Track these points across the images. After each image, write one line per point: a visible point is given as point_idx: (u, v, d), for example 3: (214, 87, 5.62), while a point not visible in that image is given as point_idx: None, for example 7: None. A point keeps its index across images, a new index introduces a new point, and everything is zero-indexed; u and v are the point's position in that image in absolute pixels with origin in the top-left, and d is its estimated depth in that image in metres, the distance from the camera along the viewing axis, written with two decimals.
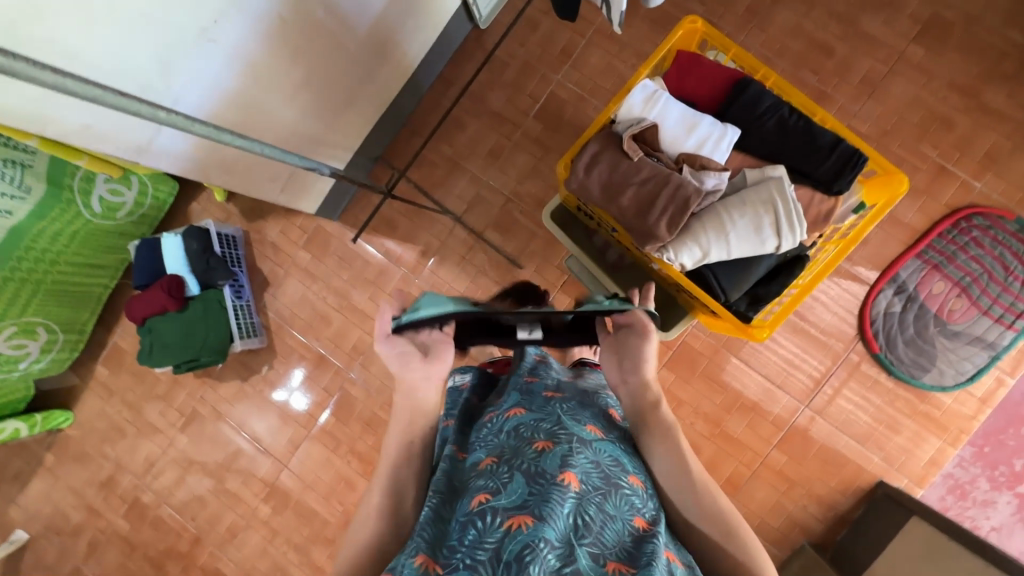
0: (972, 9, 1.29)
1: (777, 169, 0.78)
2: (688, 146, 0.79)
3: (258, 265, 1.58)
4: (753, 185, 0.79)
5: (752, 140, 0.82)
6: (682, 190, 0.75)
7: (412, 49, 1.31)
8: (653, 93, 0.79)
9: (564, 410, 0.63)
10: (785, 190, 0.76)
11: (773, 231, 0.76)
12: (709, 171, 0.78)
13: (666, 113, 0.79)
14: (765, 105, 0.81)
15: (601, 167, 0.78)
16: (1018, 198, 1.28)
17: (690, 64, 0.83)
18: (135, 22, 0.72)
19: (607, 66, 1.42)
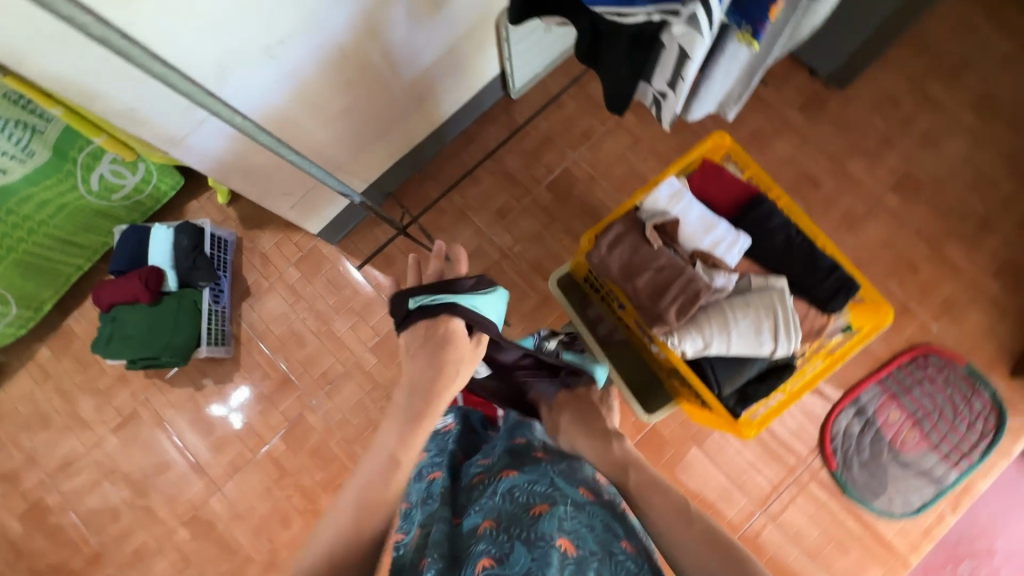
0: (942, 173, 1.46)
1: (780, 281, 0.84)
2: (704, 245, 0.85)
3: (243, 273, 1.55)
4: (756, 291, 0.85)
5: (760, 251, 0.89)
6: (694, 284, 0.80)
7: (446, 103, 1.38)
8: (679, 191, 0.86)
9: (554, 474, 0.67)
10: (785, 300, 0.82)
11: (771, 335, 0.81)
12: (720, 271, 0.85)
13: (689, 211, 0.85)
14: (775, 221, 0.88)
15: (623, 247, 0.84)
16: (969, 346, 1.40)
17: (714, 173, 0.91)
18: (216, 28, 0.76)
19: (621, 155, 1.52)
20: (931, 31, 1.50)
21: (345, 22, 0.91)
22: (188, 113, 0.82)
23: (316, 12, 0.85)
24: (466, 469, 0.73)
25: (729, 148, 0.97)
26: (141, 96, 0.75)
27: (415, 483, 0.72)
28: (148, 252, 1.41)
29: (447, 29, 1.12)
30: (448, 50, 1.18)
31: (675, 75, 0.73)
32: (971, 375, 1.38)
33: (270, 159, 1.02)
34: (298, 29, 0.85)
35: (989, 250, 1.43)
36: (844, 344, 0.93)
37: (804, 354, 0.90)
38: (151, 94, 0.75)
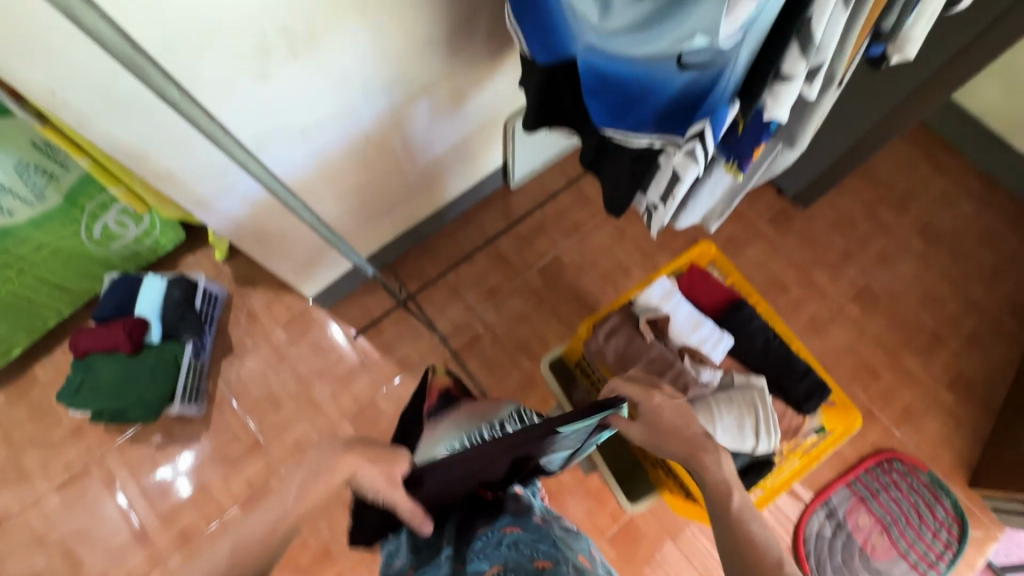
0: (895, 289, 1.60)
1: (761, 379, 0.90)
2: (691, 341, 0.92)
3: (228, 330, 1.54)
4: (739, 388, 0.91)
5: (741, 350, 0.96)
6: (683, 377, 0.87)
7: (451, 187, 1.49)
8: (670, 289, 0.93)
9: (558, 535, 0.69)
10: (765, 399, 0.88)
11: (753, 432, 0.86)
12: (706, 366, 0.91)
13: (678, 308, 0.92)
14: (755, 324, 0.96)
15: (618, 338, 0.90)
16: (929, 453, 1.47)
17: (701, 277, 0.99)
18: (260, 107, 0.83)
19: (608, 248, 1.63)
20: (880, 167, 1.71)
21: (376, 113, 1.01)
22: (218, 177, 0.86)
23: (354, 102, 0.95)
24: (469, 519, 0.76)
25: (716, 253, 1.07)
26: (185, 160, 0.80)
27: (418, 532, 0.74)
28: (135, 301, 1.40)
29: (462, 124, 1.24)
30: (460, 142, 1.30)
31: (668, 191, 0.80)
32: (933, 483, 1.44)
33: (282, 223, 1.07)
34: (336, 115, 0.95)
35: (941, 364, 1.54)
36: (819, 444, 0.97)
37: (782, 451, 0.95)
38: (191, 159, 0.80)
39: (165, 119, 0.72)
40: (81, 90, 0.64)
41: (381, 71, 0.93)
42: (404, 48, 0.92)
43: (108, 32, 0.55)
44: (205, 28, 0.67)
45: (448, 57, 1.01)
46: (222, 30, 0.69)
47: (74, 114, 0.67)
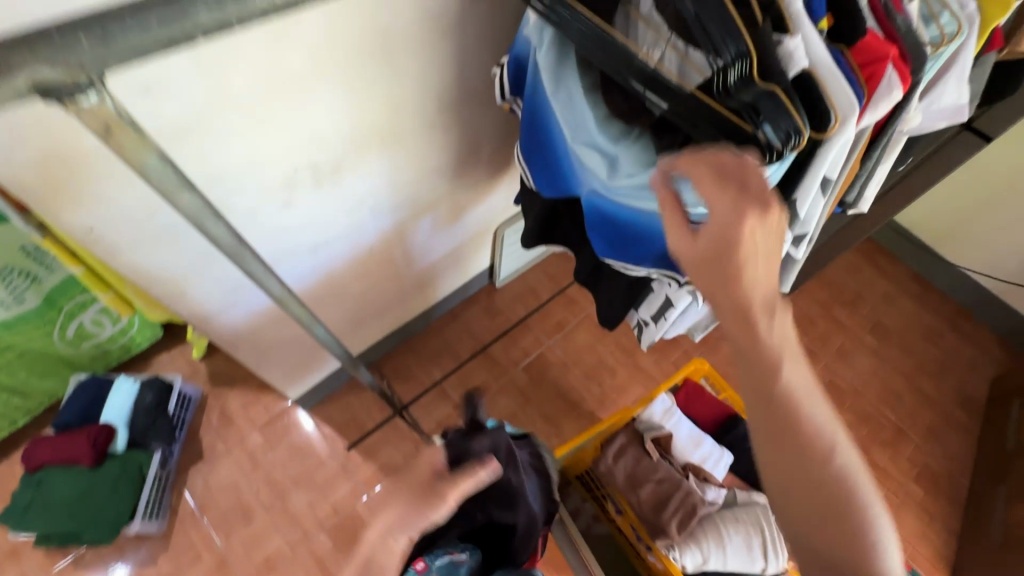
0: (858, 385, 1.71)
1: (761, 497, 0.93)
2: (693, 458, 0.95)
3: (199, 434, 1.45)
4: (742, 505, 0.93)
5: (739, 465, 1.00)
6: (691, 497, 0.90)
7: (442, 288, 1.53)
8: (671, 406, 0.97)
9: None
10: (769, 518, 0.90)
11: (761, 552, 0.87)
12: (710, 484, 0.93)
13: (679, 425, 0.96)
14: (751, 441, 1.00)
15: (626, 458, 0.94)
16: (909, 551, 1.50)
17: (697, 391, 1.03)
18: (279, 230, 0.87)
19: (591, 346, 1.69)
20: (831, 271, 1.89)
21: (382, 230, 1.07)
22: (229, 292, 0.87)
23: (365, 221, 1.01)
24: None
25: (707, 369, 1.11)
26: (204, 280, 0.81)
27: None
28: (103, 406, 1.32)
29: (458, 233, 1.32)
30: (455, 249, 1.37)
31: (659, 312, 0.84)
32: None
33: (280, 331, 1.07)
34: (346, 233, 1.00)
35: (908, 458, 1.62)
36: None
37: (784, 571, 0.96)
38: (209, 275, 0.81)
39: (196, 246, 0.74)
40: (124, 230, 0.65)
41: (392, 195, 1.00)
42: (415, 176, 1.00)
43: (225, 232, 0.53)
44: (245, 169, 0.72)
45: (452, 181, 1.10)
46: (261, 170, 0.74)
47: (108, 251, 0.67)
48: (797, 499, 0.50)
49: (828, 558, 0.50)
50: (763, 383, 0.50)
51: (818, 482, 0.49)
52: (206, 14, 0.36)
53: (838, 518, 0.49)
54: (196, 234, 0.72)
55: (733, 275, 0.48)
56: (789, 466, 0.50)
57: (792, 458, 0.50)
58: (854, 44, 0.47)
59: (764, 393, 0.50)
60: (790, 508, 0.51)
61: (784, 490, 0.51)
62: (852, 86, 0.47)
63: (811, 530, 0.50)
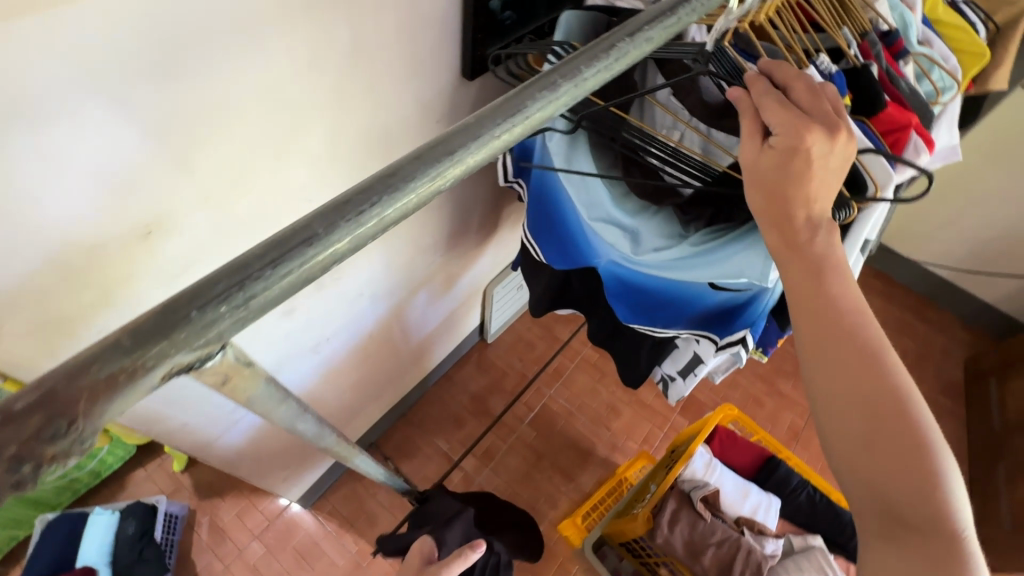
0: None
1: (817, 539, 0.95)
2: (745, 510, 0.97)
3: (192, 556, 1.31)
4: (801, 551, 0.94)
5: (787, 512, 1.01)
6: (753, 555, 0.89)
7: (436, 354, 1.47)
8: (710, 460, 0.99)
9: None
10: (830, 560, 0.92)
11: None
12: (767, 535, 0.94)
13: (723, 480, 0.98)
14: (794, 482, 1.01)
15: (682, 524, 0.90)
16: None
17: (730, 440, 1.05)
18: (281, 338, 0.82)
19: (592, 388, 1.67)
20: None
21: (381, 313, 1.03)
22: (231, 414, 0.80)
23: (365, 310, 0.96)
24: None
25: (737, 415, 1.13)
26: (203, 410, 0.75)
27: None
28: (78, 548, 1.19)
29: (452, 300, 1.29)
30: (449, 316, 1.34)
31: (687, 368, 0.82)
32: None
33: (284, 438, 1.00)
34: (344, 326, 0.94)
35: None
36: None
37: None
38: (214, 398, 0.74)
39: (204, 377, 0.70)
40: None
41: (391, 278, 0.96)
42: (410, 256, 0.97)
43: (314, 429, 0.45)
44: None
45: (445, 254, 1.08)
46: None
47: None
48: (851, 419, 0.45)
49: (883, 490, 0.44)
50: (808, 296, 0.48)
51: (878, 398, 0.44)
52: (343, 241, 0.27)
53: (894, 442, 0.44)
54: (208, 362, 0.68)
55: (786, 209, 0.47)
56: (839, 386, 0.46)
57: (838, 371, 0.46)
58: (875, 115, 0.50)
59: (852, 340, 0.47)
60: (838, 430, 0.46)
61: (836, 408, 0.46)
62: (873, 141, 0.49)
63: (864, 456, 0.45)
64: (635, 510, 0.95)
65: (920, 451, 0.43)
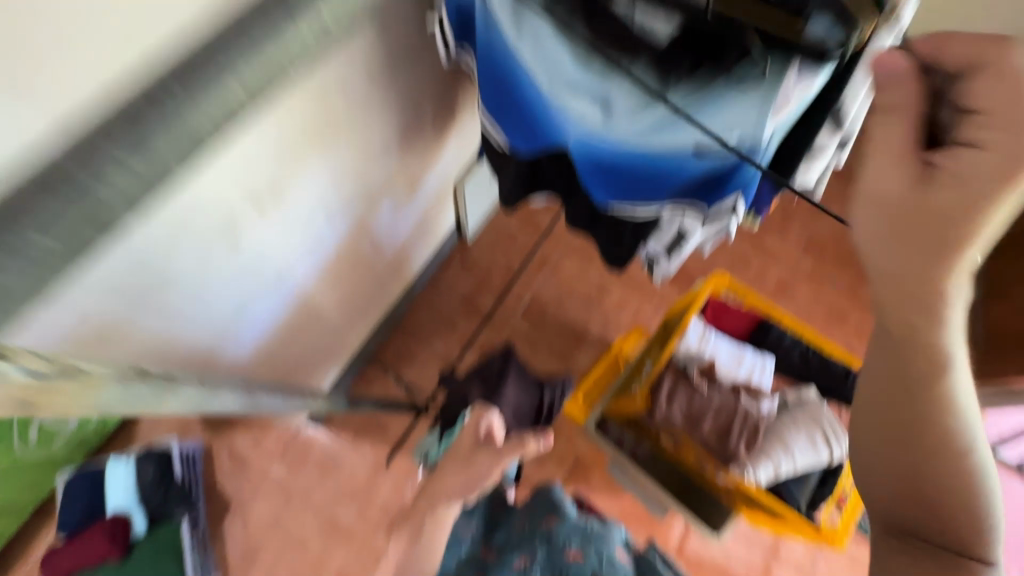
0: (837, 234, 1.76)
1: (811, 391, 0.96)
2: (741, 375, 1.00)
3: (220, 485, 1.37)
4: (795, 405, 0.96)
5: (782, 368, 1.04)
6: (749, 416, 0.92)
7: (416, 263, 1.42)
8: (704, 332, 1.00)
9: (592, 526, 0.87)
10: (823, 410, 0.93)
11: (824, 442, 0.91)
12: (762, 396, 0.96)
13: (718, 349, 1.00)
14: (789, 341, 1.02)
15: (679, 398, 0.94)
16: None
17: (723, 308, 1.05)
18: (239, 275, 0.76)
19: (581, 272, 1.64)
20: None
21: (344, 232, 0.95)
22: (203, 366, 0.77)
23: (324, 231, 0.89)
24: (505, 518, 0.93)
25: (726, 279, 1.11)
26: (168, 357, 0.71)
27: (503, 531, 0.90)
28: (105, 498, 1.23)
29: (420, 204, 1.19)
30: (420, 221, 1.26)
31: (674, 243, 0.78)
32: None
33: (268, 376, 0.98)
34: (305, 254, 0.87)
35: None
36: None
37: None
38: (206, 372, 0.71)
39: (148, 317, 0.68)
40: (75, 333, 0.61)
41: (344, 191, 0.87)
42: (361, 163, 0.86)
43: None
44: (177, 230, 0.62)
45: (402, 154, 0.97)
46: (196, 224, 0.64)
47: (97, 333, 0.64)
48: (901, 450, 0.47)
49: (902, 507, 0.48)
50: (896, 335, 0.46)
51: (929, 437, 0.46)
52: None
53: (932, 474, 0.46)
54: (155, 298, 0.66)
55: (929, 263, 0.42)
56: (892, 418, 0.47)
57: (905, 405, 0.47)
58: None
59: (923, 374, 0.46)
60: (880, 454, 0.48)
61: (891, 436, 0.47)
62: None
63: (894, 477, 0.48)
64: (633, 390, 0.99)
65: (953, 486, 0.46)
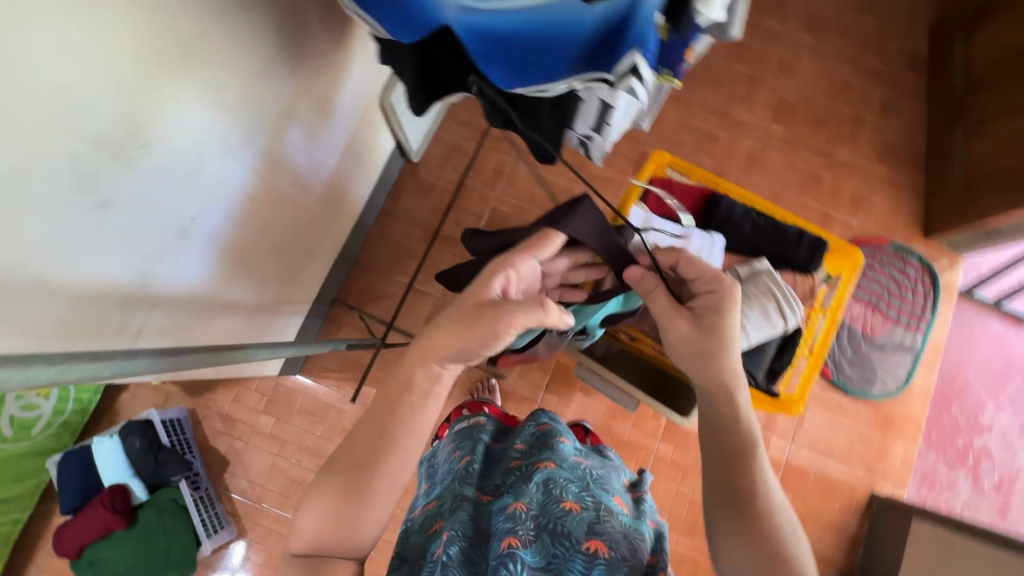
0: (807, 92, 1.64)
1: (763, 263, 0.92)
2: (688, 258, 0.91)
3: (213, 444, 1.40)
4: (748, 279, 0.91)
5: (734, 244, 0.96)
6: None
7: (358, 194, 1.33)
8: (646, 218, 0.92)
9: (588, 477, 0.89)
10: (776, 279, 0.90)
11: (779, 314, 0.88)
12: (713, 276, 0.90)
13: (663, 232, 0.91)
14: (738, 213, 0.95)
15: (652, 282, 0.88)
16: (886, 227, 1.59)
17: (667, 186, 0.97)
18: (129, 234, 0.68)
19: (539, 176, 1.56)
20: None
21: (249, 172, 0.85)
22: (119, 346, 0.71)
23: (221, 174, 0.79)
24: (503, 463, 0.97)
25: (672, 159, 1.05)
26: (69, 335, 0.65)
27: (500, 473, 0.93)
28: (98, 473, 1.25)
29: (340, 130, 1.09)
30: (346, 148, 1.15)
31: (600, 121, 0.71)
32: (898, 250, 1.55)
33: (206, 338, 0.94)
34: (205, 202, 0.79)
35: (868, 142, 1.62)
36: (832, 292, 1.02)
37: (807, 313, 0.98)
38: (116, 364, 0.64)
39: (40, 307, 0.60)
40: None
41: (231, 123, 0.76)
42: (239, 87, 0.75)
43: None
44: (27, 203, 0.53)
45: (295, 70, 0.85)
46: (46, 184, 0.54)
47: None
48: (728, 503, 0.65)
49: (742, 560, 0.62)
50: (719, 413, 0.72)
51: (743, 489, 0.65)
52: None
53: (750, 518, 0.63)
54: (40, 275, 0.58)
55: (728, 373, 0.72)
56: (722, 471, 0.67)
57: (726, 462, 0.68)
58: None
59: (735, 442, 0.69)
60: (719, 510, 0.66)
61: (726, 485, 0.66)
62: None
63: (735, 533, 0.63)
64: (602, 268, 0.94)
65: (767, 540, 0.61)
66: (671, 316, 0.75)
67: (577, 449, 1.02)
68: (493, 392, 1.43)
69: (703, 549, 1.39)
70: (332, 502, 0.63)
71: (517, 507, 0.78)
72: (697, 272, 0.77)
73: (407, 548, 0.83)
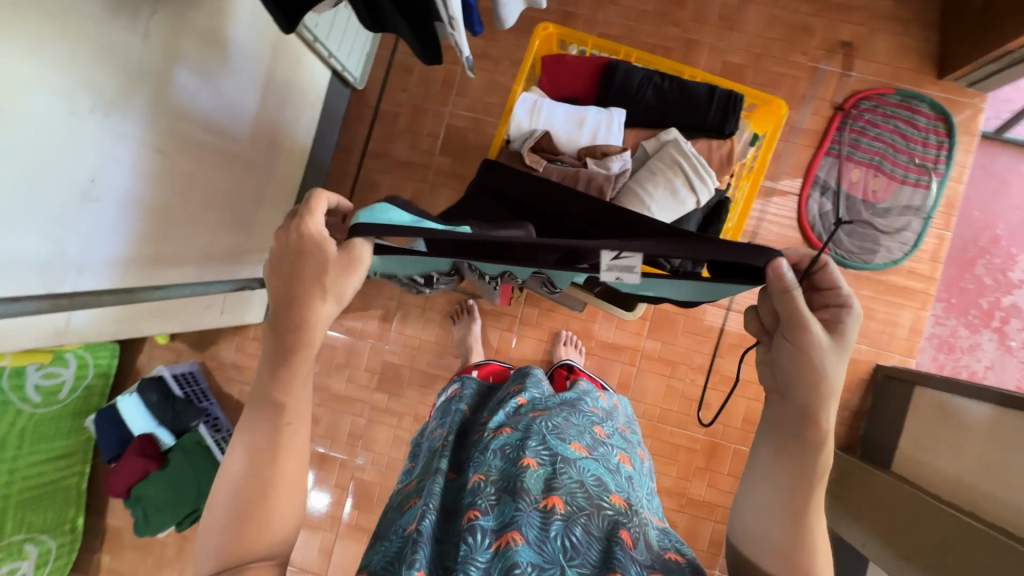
0: None
1: (670, 133, 0.85)
2: (584, 140, 0.87)
3: (227, 390, 1.51)
4: (655, 154, 0.86)
5: (638, 117, 0.89)
6: (594, 180, 0.83)
7: (300, 133, 1.31)
8: (535, 103, 0.88)
9: (547, 429, 0.76)
10: (683, 148, 0.82)
11: (688, 188, 0.82)
12: (612, 156, 0.85)
13: (552, 117, 0.88)
14: (637, 80, 0.87)
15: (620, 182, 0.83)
16: (891, 73, 1.38)
17: (558, 63, 0.90)
18: (23, 210, 0.70)
19: (490, 83, 1.46)
20: None
21: (139, 125, 0.84)
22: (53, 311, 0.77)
23: (107, 128, 0.79)
24: (474, 427, 0.87)
25: (562, 34, 0.97)
26: None
27: (455, 439, 0.83)
28: (126, 425, 1.40)
29: (247, 64, 1.04)
30: (264, 86, 1.11)
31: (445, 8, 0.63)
32: (905, 98, 1.36)
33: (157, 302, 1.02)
34: (99, 161, 0.79)
35: None
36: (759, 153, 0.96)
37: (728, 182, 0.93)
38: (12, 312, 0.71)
39: None
40: None
41: (92, 77, 0.74)
42: (92, 35, 0.72)
43: None
44: None
45: (157, 6, 0.80)
46: None
47: None
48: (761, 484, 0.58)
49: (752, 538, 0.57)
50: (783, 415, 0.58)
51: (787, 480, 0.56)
52: None
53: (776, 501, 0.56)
54: None
55: (826, 394, 0.55)
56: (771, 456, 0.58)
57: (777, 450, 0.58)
58: None
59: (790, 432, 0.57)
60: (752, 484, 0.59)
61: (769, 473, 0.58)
62: None
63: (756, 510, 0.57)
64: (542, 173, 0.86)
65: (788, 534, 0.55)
66: (808, 318, 0.54)
67: (534, 402, 0.88)
68: (472, 312, 1.44)
69: (699, 437, 1.41)
70: (231, 516, 0.56)
71: (477, 480, 0.68)
72: (837, 284, 0.58)
73: (382, 525, 0.73)
